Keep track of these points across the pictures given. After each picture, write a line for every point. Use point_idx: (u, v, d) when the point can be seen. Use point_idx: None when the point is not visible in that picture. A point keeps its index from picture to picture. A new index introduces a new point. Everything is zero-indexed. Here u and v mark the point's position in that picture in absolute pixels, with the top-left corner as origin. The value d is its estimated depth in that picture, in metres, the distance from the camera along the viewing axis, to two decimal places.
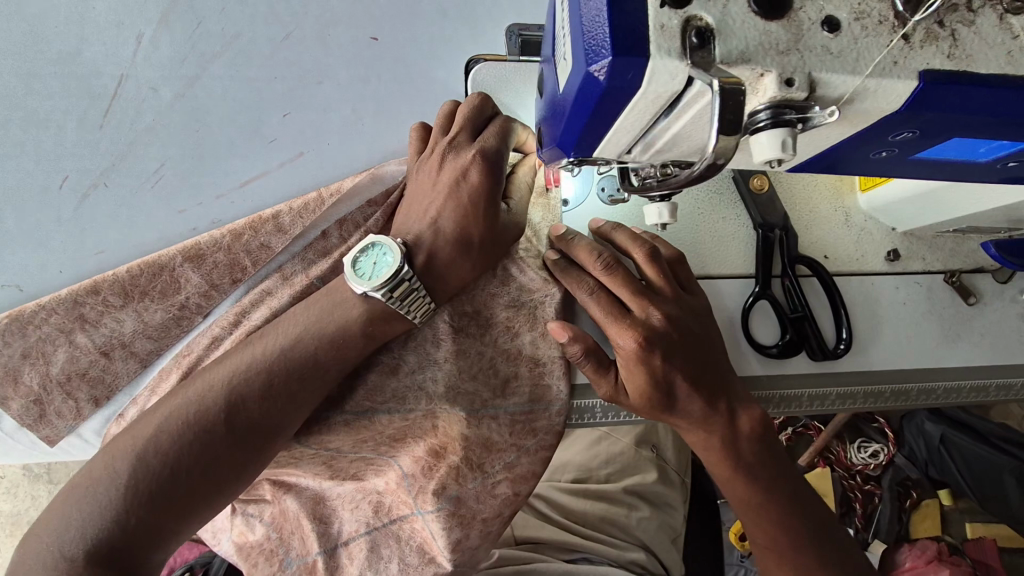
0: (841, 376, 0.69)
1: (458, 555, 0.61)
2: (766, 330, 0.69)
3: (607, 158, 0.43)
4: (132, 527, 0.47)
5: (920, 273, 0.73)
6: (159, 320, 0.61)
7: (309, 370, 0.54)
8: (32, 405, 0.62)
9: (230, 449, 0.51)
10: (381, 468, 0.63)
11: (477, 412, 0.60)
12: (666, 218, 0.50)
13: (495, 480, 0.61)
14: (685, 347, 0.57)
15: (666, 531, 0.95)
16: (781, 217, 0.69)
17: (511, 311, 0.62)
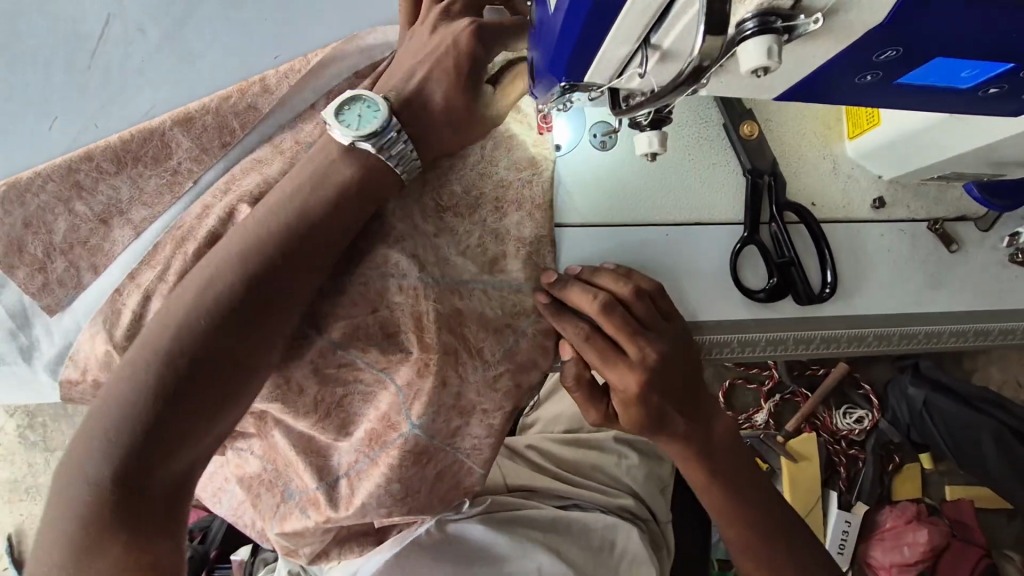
0: (825, 320, 0.71)
1: (459, 439, 0.65)
2: (754, 276, 0.70)
3: (599, 82, 0.43)
4: (175, 412, 0.50)
5: (905, 221, 0.74)
6: (153, 187, 0.62)
7: (300, 247, 0.53)
8: (36, 275, 0.62)
9: (236, 338, 0.52)
10: (372, 390, 0.63)
11: (466, 284, 0.61)
12: (656, 147, 0.50)
13: (497, 372, 0.63)
14: (671, 393, 0.64)
15: (656, 480, 0.97)
16: (769, 163, 0.70)
17: (502, 246, 0.64)
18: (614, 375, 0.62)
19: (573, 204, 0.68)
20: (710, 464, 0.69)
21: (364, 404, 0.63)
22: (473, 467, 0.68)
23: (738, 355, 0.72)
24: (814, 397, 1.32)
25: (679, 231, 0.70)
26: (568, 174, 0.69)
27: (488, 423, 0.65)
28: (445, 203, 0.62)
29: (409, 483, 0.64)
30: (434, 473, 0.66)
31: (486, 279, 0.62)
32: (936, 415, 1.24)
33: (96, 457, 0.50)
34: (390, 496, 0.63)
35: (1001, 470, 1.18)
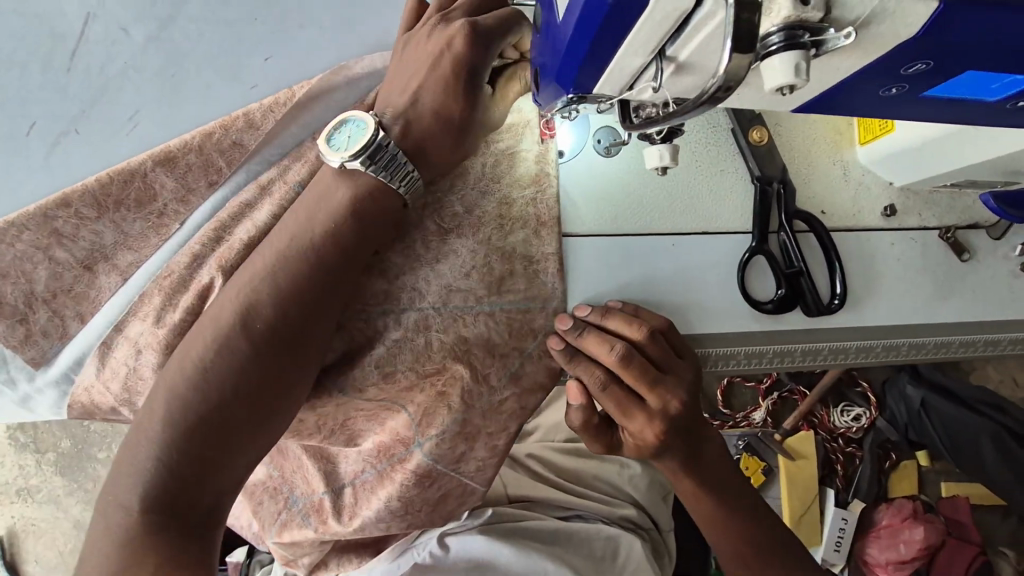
0: (833, 331, 0.69)
1: (462, 464, 0.66)
2: (762, 285, 0.68)
3: (609, 94, 0.41)
4: (199, 447, 0.51)
5: (916, 229, 0.72)
6: (138, 230, 0.60)
7: (302, 294, 0.53)
8: (16, 327, 0.60)
9: (256, 382, 0.53)
10: (374, 411, 0.64)
11: (472, 309, 0.61)
12: (667, 161, 0.48)
13: (502, 399, 0.64)
14: (684, 425, 0.62)
15: (659, 488, 0.96)
16: (779, 170, 0.68)
17: (508, 264, 0.62)
18: (635, 426, 0.60)
19: (576, 212, 0.66)
20: (699, 476, 0.68)
21: (369, 423, 0.66)
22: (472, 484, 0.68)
23: (744, 367, 0.71)
24: (813, 394, 1.31)
25: (686, 240, 0.68)
26: (571, 182, 0.67)
27: (492, 446, 0.65)
28: (447, 225, 0.62)
29: (410, 497, 0.67)
30: (435, 494, 0.67)
31: (492, 300, 0.62)
32: (934, 417, 1.23)
33: (128, 495, 0.51)
34: (391, 509, 0.67)
35: (1000, 475, 1.17)
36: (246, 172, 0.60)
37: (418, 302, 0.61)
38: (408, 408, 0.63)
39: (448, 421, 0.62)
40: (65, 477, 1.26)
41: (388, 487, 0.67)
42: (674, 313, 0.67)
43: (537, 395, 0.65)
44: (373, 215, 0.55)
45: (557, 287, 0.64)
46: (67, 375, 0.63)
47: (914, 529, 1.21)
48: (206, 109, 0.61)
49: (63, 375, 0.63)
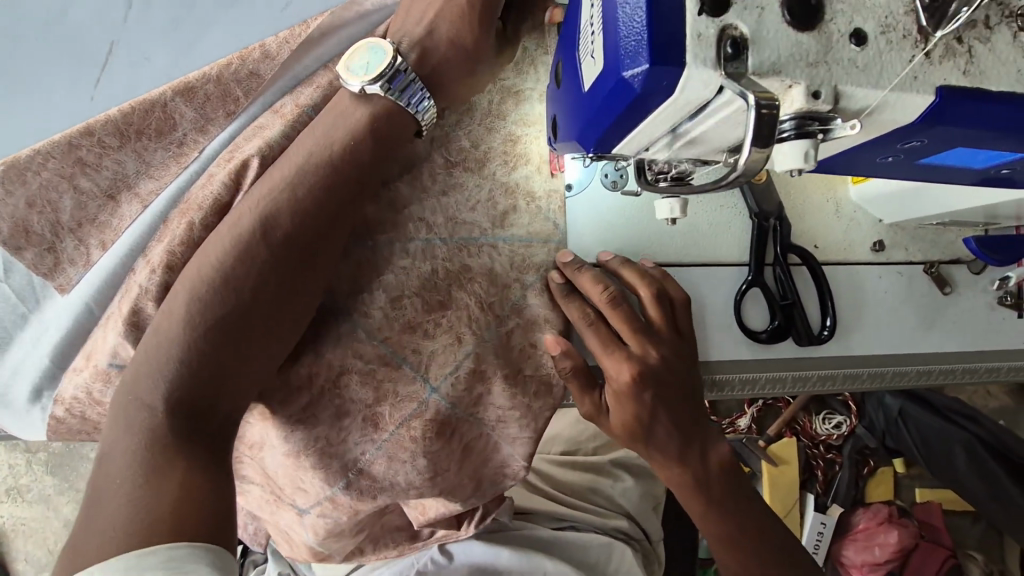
0: (822, 360, 0.73)
1: (481, 408, 0.63)
2: (757, 315, 0.72)
3: (625, 155, 0.43)
4: (216, 350, 0.47)
5: (902, 263, 0.76)
6: (160, 160, 0.59)
7: (319, 203, 0.51)
8: (46, 255, 0.58)
9: (279, 289, 0.49)
10: (371, 371, 0.58)
11: (477, 240, 0.63)
12: (677, 213, 0.52)
13: (509, 329, 0.63)
14: (682, 411, 0.61)
15: (650, 499, 0.99)
16: (776, 206, 0.70)
17: (511, 198, 0.65)
18: (610, 363, 0.58)
19: (582, 245, 0.69)
20: (709, 493, 0.62)
21: (362, 387, 0.58)
22: (501, 442, 0.65)
23: (737, 392, 0.74)
24: (795, 402, 1.36)
25: (686, 271, 0.71)
26: (576, 214, 0.69)
27: (510, 391, 0.63)
28: (453, 159, 0.63)
29: (437, 459, 0.62)
30: (460, 451, 0.64)
31: (496, 233, 0.64)
32: (911, 426, 1.29)
33: (143, 397, 0.46)
34: (420, 476, 0.61)
35: (976, 487, 1.21)
36: (261, 102, 0.59)
37: (425, 231, 0.60)
38: (407, 363, 0.59)
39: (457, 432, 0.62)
40: (55, 477, 1.26)
41: (404, 450, 0.60)
42: None
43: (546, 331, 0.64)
44: (389, 133, 0.54)
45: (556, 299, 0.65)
46: (88, 307, 0.58)
47: (888, 530, 1.28)
48: (231, 41, 0.62)
49: (84, 307, 0.58)
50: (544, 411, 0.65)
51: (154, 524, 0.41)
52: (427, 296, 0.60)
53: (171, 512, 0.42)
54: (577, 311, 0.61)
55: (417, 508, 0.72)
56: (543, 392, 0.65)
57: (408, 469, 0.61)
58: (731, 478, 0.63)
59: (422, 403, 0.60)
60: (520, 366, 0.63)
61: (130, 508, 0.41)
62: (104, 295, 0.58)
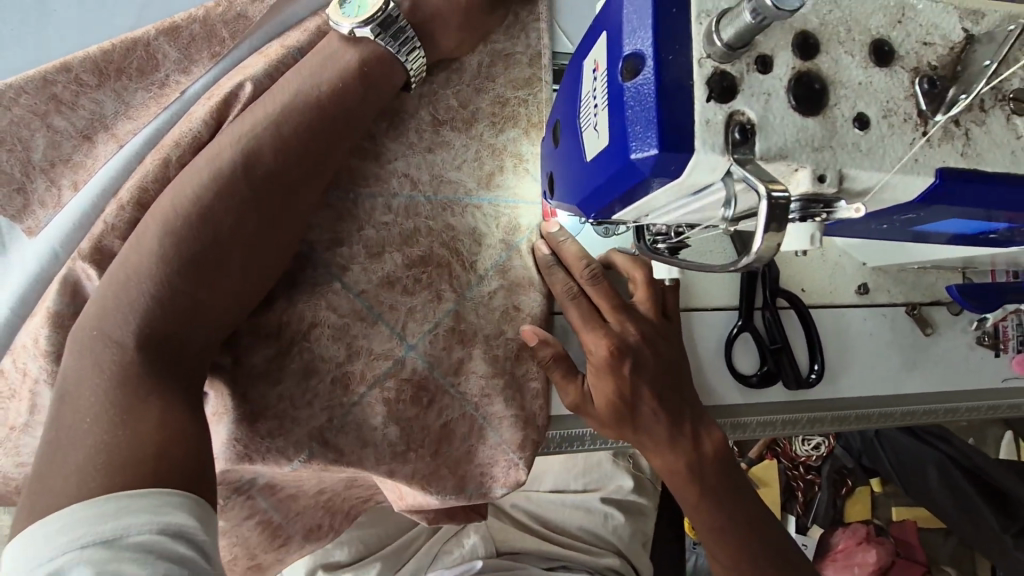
0: (809, 403, 0.73)
1: (462, 376, 0.63)
2: (746, 360, 0.72)
3: (624, 221, 0.43)
4: (191, 283, 0.44)
5: (885, 305, 0.77)
6: (140, 101, 0.57)
7: (302, 142, 0.49)
8: (14, 195, 0.55)
9: (259, 224, 0.47)
10: (344, 325, 0.58)
11: (462, 199, 0.65)
12: None
13: (491, 290, 0.65)
14: (670, 378, 0.62)
15: (640, 534, 0.98)
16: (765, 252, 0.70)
17: (498, 161, 0.67)
18: (589, 337, 0.61)
19: None
20: (703, 482, 0.62)
21: (331, 345, 0.57)
22: (486, 427, 0.64)
23: (730, 436, 0.74)
24: None
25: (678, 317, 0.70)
26: None
27: (489, 354, 0.64)
28: (441, 117, 0.62)
29: (410, 429, 0.60)
30: (436, 424, 0.62)
31: (481, 194, 0.66)
32: (887, 446, 1.32)
33: (108, 335, 0.42)
34: (391, 445, 0.59)
35: (947, 504, 1.25)
36: (248, 46, 0.58)
37: (409, 188, 0.61)
38: (386, 318, 0.60)
39: (431, 445, 0.61)
40: None
41: (378, 412, 0.59)
42: None
43: (531, 292, 0.66)
44: (379, 79, 0.54)
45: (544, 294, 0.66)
46: (54, 250, 0.54)
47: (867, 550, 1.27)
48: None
49: (50, 251, 0.54)
50: (527, 380, 0.66)
51: (125, 463, 0.37)
52: (407, 252, 0.61)
53: (154, 454, 0.38)
54: (561, 282, 0.63)
55: (394, 491, 0.66)
56: (522, 356, 0.66)
57: (378, 436, 0.59)
58: (725, 469, 0.63)
59: (397, 360, 0.60)
60: (502, 326, 0.65)
61: (98, 446, 0.38)
62: (72, 237, 0.54)
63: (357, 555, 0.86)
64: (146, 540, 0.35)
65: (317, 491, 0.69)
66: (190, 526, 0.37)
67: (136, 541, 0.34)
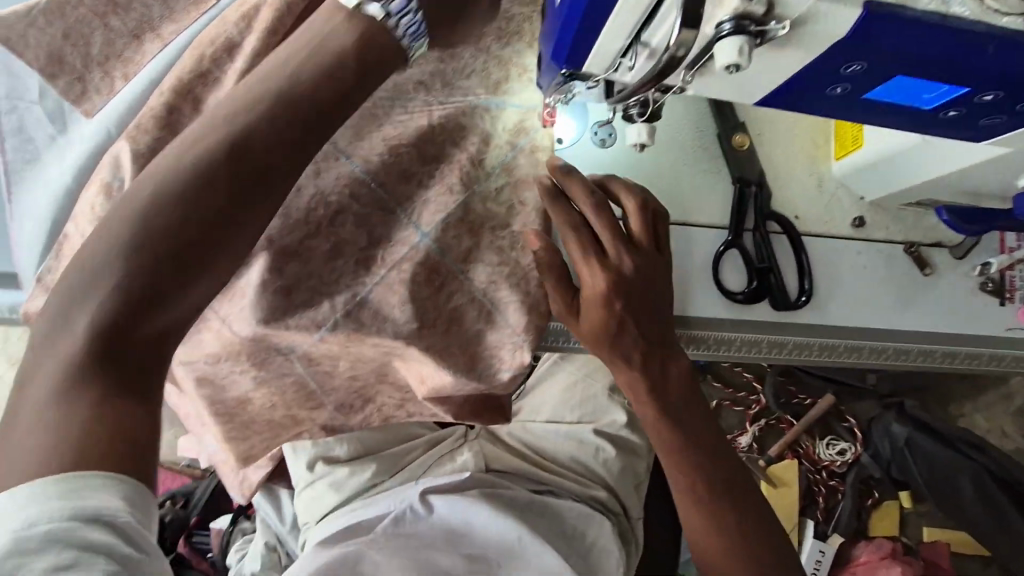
0: (796, 326, 0.75)
1: (471, 265, 0.68)
2: (735, 278, 0.74)
3: (598, 72, 0.51)
4: (160, 276, 0.45)
5: (882, 242, 0.78)
6: (181, 6, 0.66)
7: (323, 96, 0.49)
8: (75, 84, 0.66)
9: (253, 176, 0.47)
10: (366, 215, 0.65)
11: (471, 102, 0.70)
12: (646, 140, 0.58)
13: (498, 186, 0.69)
14: (638, 294, 0.66)
15: (631, 473, 1.01)
16: (757, 173, 0.74)
17: (504, 70, 0.72)
18: (579, 235, 0.67)
19: None
20: (668, 402, 0.69)
21: (357, 230, 0.65)
22: (495, 312, 0.69)
23: (713, 353, 0.76)
24: (801, 424, 1.37)
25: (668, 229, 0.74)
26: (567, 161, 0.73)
27: (496, 245, 0.69)
28: None
29: (423, 308, 0.66)
30: (446, 307, 0.68)
31: (490, 98, 0.71)
32: (917, 455, 1.28)
33: (82, 265, 0.45)
34: (407, 323, 0.65)
35: (981, 514, 1.22)
36: None
37: (423, 93, 0.68)
38: (405, 209, 0.67)
39: (437, 330, 0.67)
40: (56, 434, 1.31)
41: (393, 291, 0.65)
42: None
43: (534, 188, 0.70)
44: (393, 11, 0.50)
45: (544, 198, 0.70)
46: (108, 130, 0.64)
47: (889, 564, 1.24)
48: None
49: (105, 132, 0.64)
50: (532, 269, 0.69)
51: (80, 454, 0.41)
52: (424, 152, 0.67)
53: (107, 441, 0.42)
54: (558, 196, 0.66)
55: (415, 376, 0.70)
56: (522, 253, 0.69)
57: (395, 314, 0.65)
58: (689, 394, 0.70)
59: (413, 244, 0.66)
60: (510, 222, 0.69)
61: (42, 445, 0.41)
62: (123, 119, 0.64)
63: (354, 453, 0.94)
64: (53, 529, 0.38)
65: (350, 377, 0.73)
66: (108, 509, 0.39)
67: (89, 537, 0.38)
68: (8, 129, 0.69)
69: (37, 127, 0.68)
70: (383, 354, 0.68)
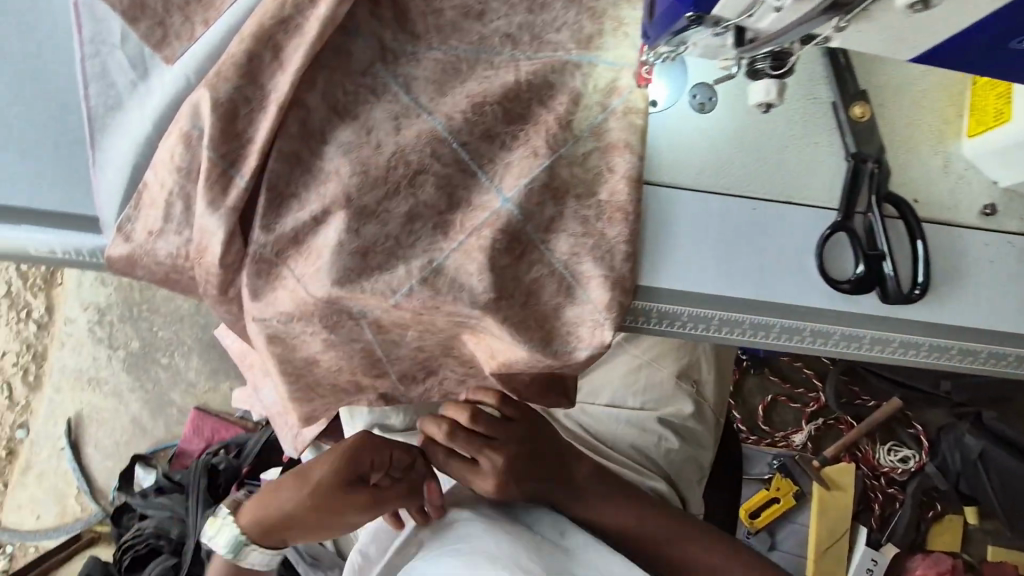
0: (906, 322, 0.67)
1: (553, 236, 0.64)
2: (841, 265, 0.67)
3: (727, 16, 0.48)
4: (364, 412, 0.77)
5: (1016, 233, 0.68)
6: None
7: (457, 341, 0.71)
8: (155, 29, 0.63)
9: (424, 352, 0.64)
10: (446, 175, 0.62)
11: (561, 57, 0.65)
12: (773, 95, 0.54)
13: (586, 150, 0.64)
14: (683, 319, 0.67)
15: (694, 465, 0.99)
16: (876, 149, 0.66)
17: (598, 23, 0.65)
18: None
19: (661, 161, 0.67)
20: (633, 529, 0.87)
21: (438, 193, 0.62)
22: (575, 286, 0.64)
23: (806, 346, 0.71)
24: None
25: (770, 207, 0.67)
26: (661, 126, 0.67)
27: (580, 215, 0.64)
28: None
29: (502, 278, 0.63)
30: (526, 278, 0.64)
31: (581, 53, 0.65)
32: None
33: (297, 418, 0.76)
34: (483, 293, 0.62)
35: None
36: None
37: (510, 48, 0.64)
38: (484, 171, 0.63)
39: (512, 302, 0.63)
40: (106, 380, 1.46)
41: (472, 260, 0.62)
42: (748, 276, 0.66)
43: (624, 152, 0.64)
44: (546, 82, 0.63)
45: (634, 164, 0.64)
46: (187, 78, 0.63)
47: None
48: None
49: (184, 79, 0.63)
50: (618, 241, 0.64)
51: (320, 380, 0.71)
52: (507, 108, 0.63)
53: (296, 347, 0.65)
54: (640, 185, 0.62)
55: (485, 351, 0.69)
56: (606, 225, 0.64)
57: (472, 284, 0.62)
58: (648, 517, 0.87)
59: (494, 209, 0.63)
60: (596, 189, 0.64)
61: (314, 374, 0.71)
62: (203, 67, 0.62)
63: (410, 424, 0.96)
64: None
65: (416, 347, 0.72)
66: None
67: None
68: (89, 74, 0.64)
69: (118, 72, 0.65)
70: (453, 326, 0.67)
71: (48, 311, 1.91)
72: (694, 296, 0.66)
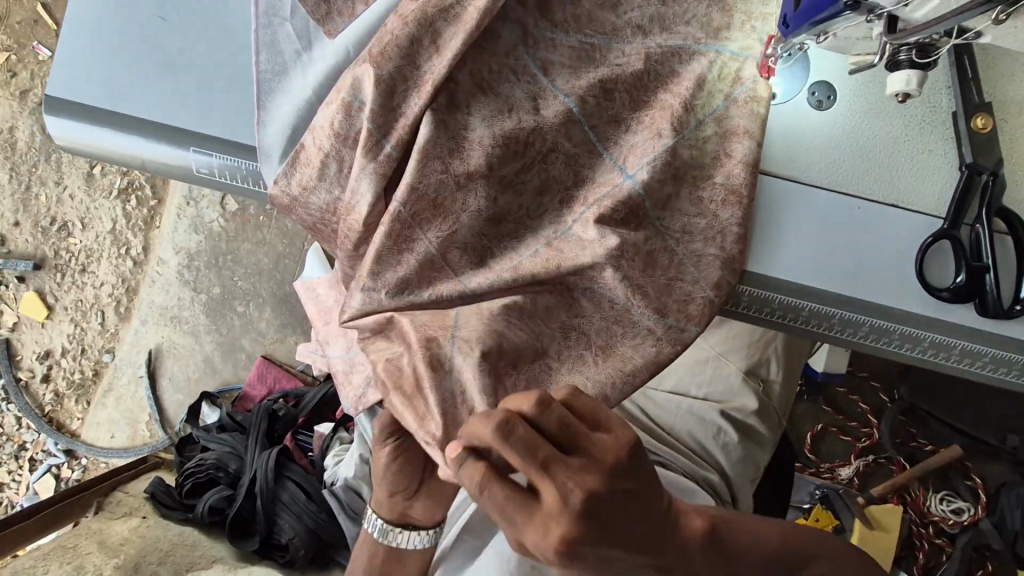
0: (1004, 338, 0.68)
1: (667, 214, 0.67)
2: (939, 273, 0.68)
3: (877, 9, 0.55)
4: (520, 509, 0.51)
5: None
6: None
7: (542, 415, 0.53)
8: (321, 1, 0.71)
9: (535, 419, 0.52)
10: (575, 154, 0.68)
11: (690, 48, 0.69)
12: (912, 85, 0.59)
13: (705, 136, 0.67)
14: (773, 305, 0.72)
15: (751, 464, 0.99)
16: (994, 162, 0.67)
17: (727, 18, 0.70)
18: None
19: (774, 152, 0.70)
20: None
21: (563, 167, 0.68)
22: (683, 262, 0.67)
23: (894, 351, 0.72)
24: None
25: (874, 209, 0.69)
26: (780, 121, 0.70)
27: (696, 195, 0.67)
28: None
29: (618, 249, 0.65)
30: (645, 247, 0.65)
31: (708, 44, 0.69)
32: None
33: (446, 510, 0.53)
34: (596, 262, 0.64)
35: None
36: None
37: (642, 37, 0.68)
38: (610, 152, 0.68)
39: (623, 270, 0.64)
40: None
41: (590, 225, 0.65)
42: (845, 274, 0.68)
43: (744, 139, 0.67)
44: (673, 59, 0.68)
45: (751, 152, 0.67)
46: (347, 51, 0.70)
47: None
48: None
49: (345, 51, 0.70)
50: (730, 224, 0.67)
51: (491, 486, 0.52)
52: (635, 96, 0.68)
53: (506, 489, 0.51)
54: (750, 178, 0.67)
55: None
56: (715, 208, 0.67)
57: (587, 249, 0.65)
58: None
59: (617, 183, 0.66)
60: (711, 175, 0.67)
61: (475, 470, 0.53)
62: (363, 40, 0.70)
63: None
64: None
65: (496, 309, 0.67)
66: None
67: None
68: (262, 43, 0.72)
69: (285, 42, 0.73)
70: None
71: (145, 250, 2.02)
72: (786, 284, 0.68)
